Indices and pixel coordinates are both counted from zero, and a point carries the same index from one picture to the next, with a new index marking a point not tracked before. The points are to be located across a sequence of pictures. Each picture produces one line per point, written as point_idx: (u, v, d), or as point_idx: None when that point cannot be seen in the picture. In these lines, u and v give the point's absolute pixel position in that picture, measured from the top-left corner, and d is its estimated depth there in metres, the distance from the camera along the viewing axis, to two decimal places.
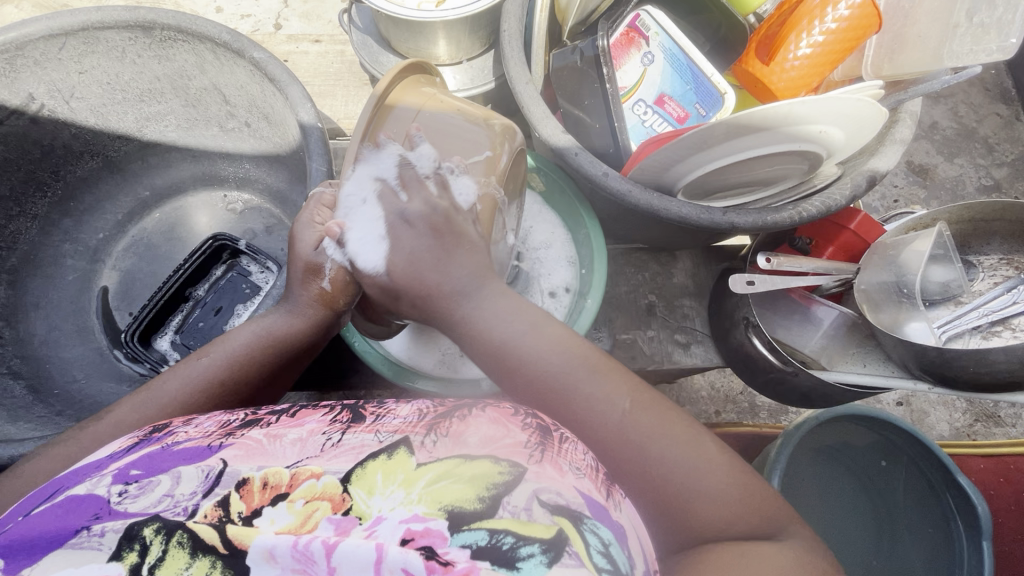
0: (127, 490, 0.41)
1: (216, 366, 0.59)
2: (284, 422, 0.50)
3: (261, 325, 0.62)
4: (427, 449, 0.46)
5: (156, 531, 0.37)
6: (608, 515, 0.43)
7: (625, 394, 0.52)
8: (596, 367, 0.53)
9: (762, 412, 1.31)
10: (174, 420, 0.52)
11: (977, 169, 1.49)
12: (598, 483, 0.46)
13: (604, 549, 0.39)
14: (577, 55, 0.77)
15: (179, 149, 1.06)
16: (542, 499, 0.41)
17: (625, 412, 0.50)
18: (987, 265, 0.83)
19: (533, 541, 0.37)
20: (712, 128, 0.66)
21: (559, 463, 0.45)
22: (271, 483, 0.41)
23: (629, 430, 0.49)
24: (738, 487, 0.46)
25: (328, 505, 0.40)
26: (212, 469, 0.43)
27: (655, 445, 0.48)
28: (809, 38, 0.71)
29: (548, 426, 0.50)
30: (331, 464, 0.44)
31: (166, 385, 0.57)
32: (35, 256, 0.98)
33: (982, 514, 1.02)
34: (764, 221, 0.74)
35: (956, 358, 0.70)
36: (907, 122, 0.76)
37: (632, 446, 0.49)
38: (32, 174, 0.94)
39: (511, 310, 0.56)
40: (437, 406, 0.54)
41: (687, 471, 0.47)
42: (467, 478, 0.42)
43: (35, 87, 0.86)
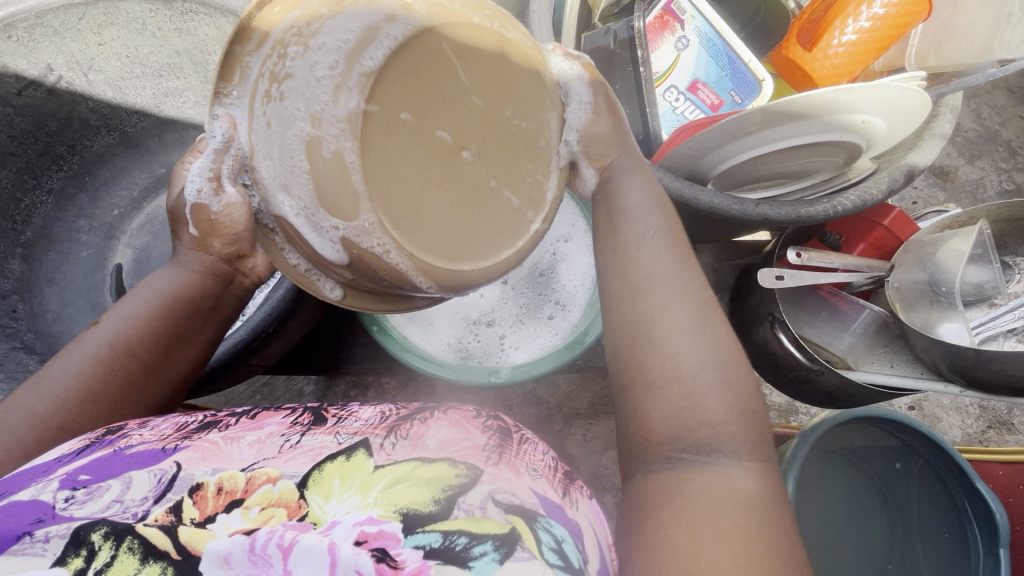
0: (75, 496, 0.39)
1: (110, 332, 0.53)
2: (243, 424, 0.49)
3: (154, 283, 0.57)
4: (386, 451, 0.47)
5: (106, 536, 0.37)
6: (563, 512, 0.47)
7: (692, 291, 0.48)
8: (708, 307, 0.48)
9: (775, 411, 1.29)
10: (129, 422, 0.49)
11: (1000, 173, 1.46)
12: (555, 483, 0.52)
13: (556, 545, 0.41)
14: (610, 37, 0.74)
15: (196, 126, 1.04)
16: (497, 499, 0.44)
17: (685, 325, 0.46)
18: (1022, 266, 0.81)
19: (486, 540, 0.40)
20: (752, 115, 0.64)
21: (515, 466, 0.50)
22: (226, 488, 0.40)
23: (673, 318, 0.46)
24: (738, 427, 0.44)
25: (284, 512, 0.39)
26: (166, 472, 0.41)
27: (683, 363, 0.45)
28: (856, 23, 0.68)
29: (507, 430, 0.56)
30: (287, 467, 0.43)
31: (54, 366, 0.51)
32: (49, 231, 0.96)
33: (1001, 520, 1.02)
34: (797, 213, 0.71)
35: (994, 361, 0.67)
36: (948, 116, 0.73)
37: (659, 331, 0.46)
38: (48, 147, 0.92)
39: (659, 215, 0.53)
40: (400, 409, 0.56)
41: (698, 395, 0.44)
42: (423, 481, 0.44)
43: (54, 57, 0.84)
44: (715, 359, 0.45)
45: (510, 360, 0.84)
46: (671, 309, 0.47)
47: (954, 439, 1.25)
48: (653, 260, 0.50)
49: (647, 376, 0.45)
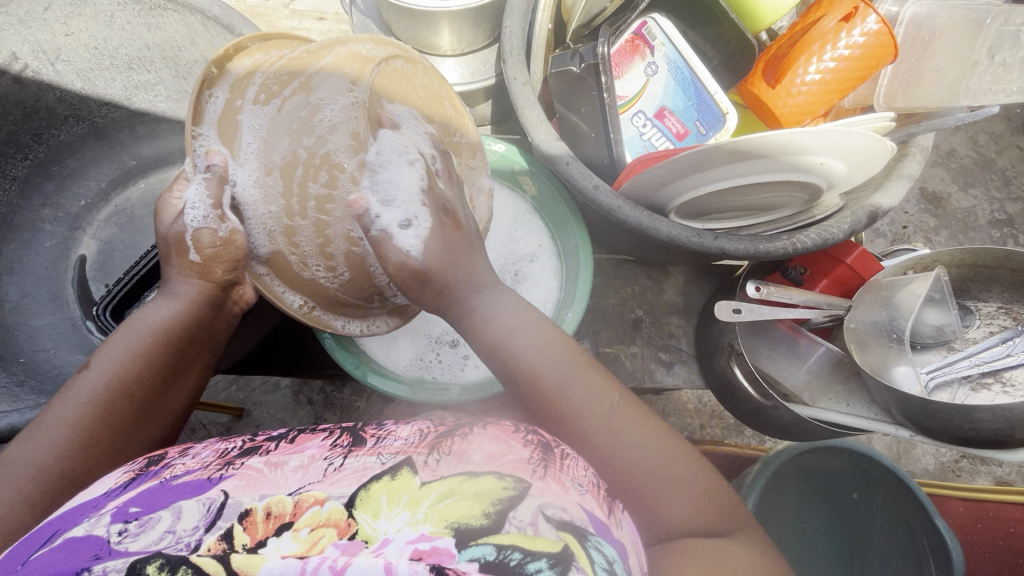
0: (128, 528, 0.39)
1: (103, 374, 0.54)
2: (283, 448, 0.50)
3: (145, 316, 0.57)
4: (430, 467, 0.46)
5: (160, 568, 0.36)
6: (610, 531, 0.44)
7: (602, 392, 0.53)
8: (572, 356, 0.55)
9: (748, 431, 1.27)
10: (169, 451, 0.51)
11: (992, 202, 1.45)
12: (600, 500, 0.47)
13: (608, 566, 0.39)
14: (576, 60, 0.73)
15: (168, 120, 1.03)
16: (547, 514, 0.41)
17: (610, 432, 0.51)
18: (984, 312, 0.80)
19: (541, 556, 0.37)
20: (710, 150, 0.63)
21: (562, 479, 0.46)
22: (274, 513, 0.41)
23: (606, 425, 0.52)
24: (711, 503, 0.49)
25: (334, 531, 0.39)
26: (214, 501, 0.42)
27: (642, 460, 0.50)
28: (819, 63, 0.68)
29: (548, 443, 0.51)
30: (333, 488, 0.44)
31: (49, 415, 0.52)
32: (13, 219, 0.96)
33: (955, 557, 0.97)
34: (756, 250, 0.70)
35: (941, 411, 0.67)
36: (917, 157, 0.72)
37: (605, 442, 0.51)
38: (13, 135, 0.91)
39: (525, 322, 0.56)
40: (436, 426, 0.55)
41: (679, 489, 0.49)
42: (471, 495, 0.42)
43: (19, 46, 0.84)
44: (661, 453, 0.51)
45: (471, 377, 0.83)
46: (581, 404, 0.52)
47: (926, 468, 1.25)
48: (533, 348, 0.55)
49: (631, 480, 0.50)
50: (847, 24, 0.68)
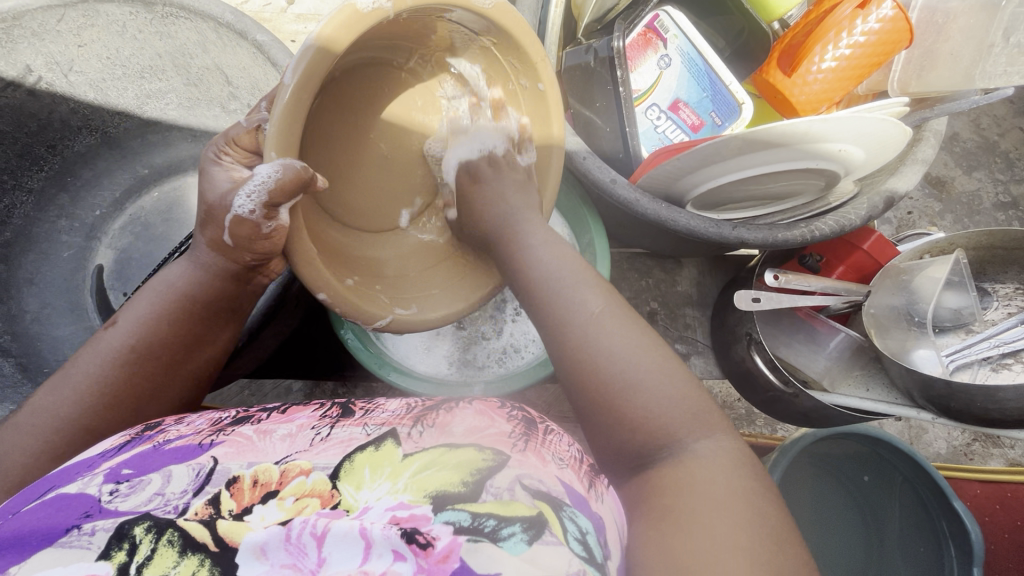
0: (118, 489, 0.41)
1: (127, 333, 0.56)
2: (274, 418, 0.51)
3: (167, 279, 0.59)
4: (414, 439, 0.47)
5: (147, 530, 0.38)
6: (587, 505, 0.44)
7: (606, 297, 0.53)
8: (581, 272, 0.56)
9: (759, 420, 1.25)
10: (166, 419, 0.51)
11: (996, 184, 1.45)
12: (580, 475, 0.48)
13: (581, 536, 0.40)
14: (591, 55, 0.74)
15: (179, 128, 1.03)
16: (524, 484, 0.43)
17: (610, 339, 0.50)
18: (1001, 293, 0.81)
19: (514, 521, 0.39)
20: (727, 141, 0.64)
21: (541, 453, 0.47)
22: (261, 481, 0.42)
23: (601, 327, 0.51)
24: (690, 407, 0.48)
25: (318, 501, 0.40)
26: (203, 466, 0.43)
27: (625, 361, 0.49)
28: (835, 50, 0.70)
29: (532, 419, 0.53)
30: (320, 459, 0.44)
31: (68, 372, 0.54)
32: (30, 231, 0.97)
33: (974, 541, 0.98)
34: (774, 238, 0.71)
35: (963, 392, 0.67)
36: (931, 141, 0.73)
37: (600, 350, 0.50)
38: (28, 148, 0.92)
39: (557, 255, 0.58)
40: (426, 401, 0.56)
41: (660, 398, 0.48)
42: (451, 466, 0.43)
43: (33, 59, 0.83)
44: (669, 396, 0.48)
45: (499, 372, 0.84)
46: (593, 308, 0.52)
47: (938, 452, 1.22)
48: (552, 279, 0.55)
49: (615, 386, 0.48)
50: (863, 11, 0.69)
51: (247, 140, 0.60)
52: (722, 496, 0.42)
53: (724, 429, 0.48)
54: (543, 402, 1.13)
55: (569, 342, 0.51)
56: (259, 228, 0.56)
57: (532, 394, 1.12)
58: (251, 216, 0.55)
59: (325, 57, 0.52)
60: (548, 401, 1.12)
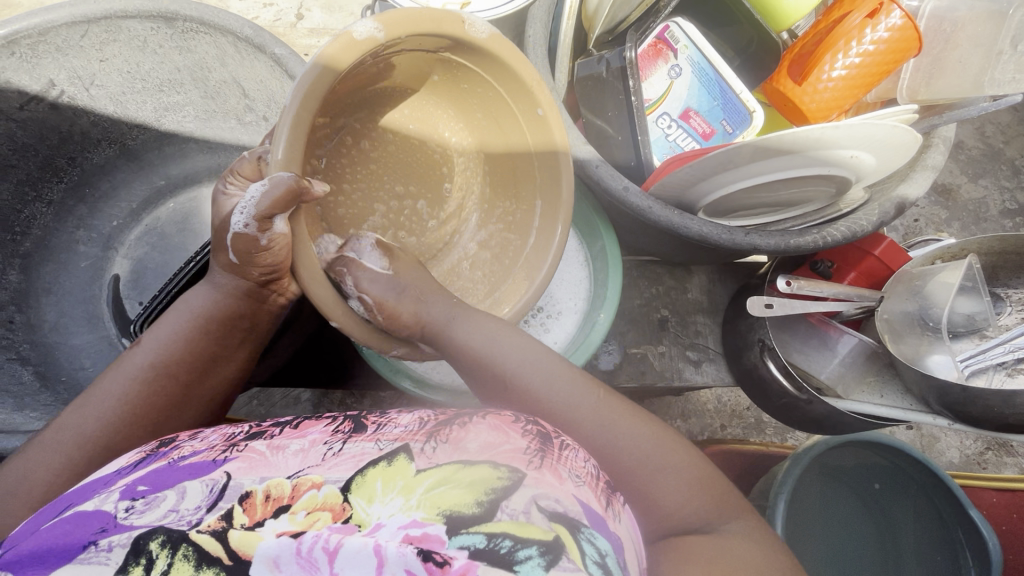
0: (134, 506, 0.41)
1: (151, 352, 0.58)
2: (286, 433, 0.51)
3: (191, 305, 0.60)
4: (426, 455, 0.47)
5: (162, 545, 0.38)
6: (604, 523, 0.44)
7: (596, 393, 0.57)
8: (571, 375, 0.59)
9: (770, 429, 1.25)
10: (179, 435, 0.52)
11: (1003, 192, 1.45)
12: (597, 492, 0.48)
13: (598, 558, 0.40)
14: (603, 65, 0.75)
15: (195, 140, 1.05)
16: (541, 504, 0.42)
17: (590, 417, 0.55)
18: (1014, 298, 0.81)
19: (530, 544, 0.39)
20: (740, 149, 0.65)
21: (558, 469, 0.47)
22: (274, 496, 0.42)
23: (597, 421, 0.55)
24: (708, 492, 0.51)
25: (329, 515, 0.40)
26: (217, 482, 0.43)
27: (632, 451, 0.53)
28: (845, 59, 0.71)
29: (548, 434, 0.52)
30: (332, 473, 0.45)
31: (99, 388, 0.56)
32: (48, 242, 0.99)
33: (993, 549, 0.98)
34: (788, 244, 0.71)
35: (980, 396, 0.67)
36: (940, 147, 0.74)
37: (597, 438, 0.55)
38: (50, 160, 0.94)
39: (534, 359, 0.60)
40: (439, 414, 0.55)
41: (669, 478, 0.51)
42: (465, 484, 0.43)
43: (56, 73, 0.85)
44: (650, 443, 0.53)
45: None
46: (587, 404, 0.56)
47: (951, 461, 1.24)
48: (538, 374, 0.59)
49: (627, 470, 0.53)
50: (872, 20, 0.70)
51: (249, 170, 0.61)
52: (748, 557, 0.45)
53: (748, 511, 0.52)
54: None
55: (555, 428, 0.55)
56: (258, 241, 0.58)
57: None
58: (248, 229, 0.56)
59: (327, 74, 0.53)
60: None
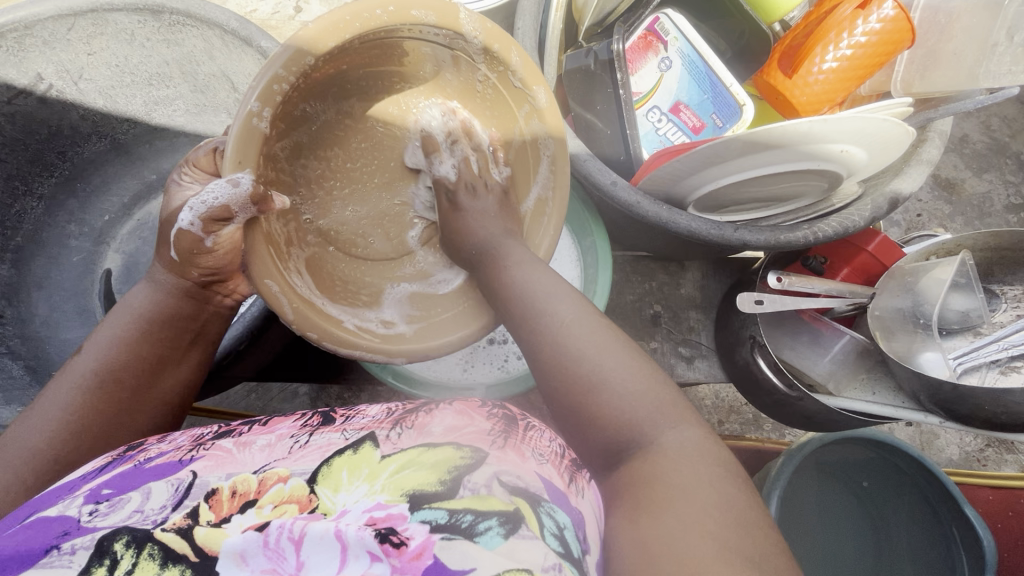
0: (98, 509, 0.41)
1: (92, 358, 0.56)
2: (255, 430, 0.51)
3: (133, 304, 0.59)
4: (392, 441, 0.47)
5: (126, 545, 0.38)
6: (567, 500, 0.44)
7: (578, 305, 0.51)
8: (555, 285, 0.53)
9: (766, 425, 1.24)
10: (148, 438, 0.52)
11: (1007, 186, 1.43)
12: (560, 469, 0.49)
13: (558, 531, 0.40)
14: (591, 58, 0.74)
15: (186, 134, 1.04)
16: (502, 480, 0.43)
17: (578, 336, 0.49)
18: (1010, 295, 0.79)
19: (491, 515, 0.39)
20: (728, 142, 0.64)
21: (521, 450, 0.48)
22: (239, 491, 0.42)
23: (574, 334, 0.49)
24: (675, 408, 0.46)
25: (296, 507, 0.40)
26: (182, 481, 0.43)
27: (583, 360, 0.47)
28: (836, 51, 0.69)
29: (513, 417, 0.53)
30: (298, 465, 0.45)
31: (45, 398, 0.54)
32: (39, 236, 0.99)
33: (987, 547, 0.97)
34: (776, 239, 0.70)
35: (971, 394, 0.66)
36: (935, 142, 0.73)
37: (562, 350, 0.48)
38: (39, 154, 0.93)
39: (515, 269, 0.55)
40: (405, 404, 0.55)
41: (626, 395, 0.46)
42: (429, 465, 0.44)
43: (43, 66, 0.84)
44: (646, 387, 0.46)
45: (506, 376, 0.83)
46: (564, 315, 0.50)
47: (950, 457, 1.22)
48: (535, 289, 0.53)
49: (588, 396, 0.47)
50: (864, 11, 0.69)
51: (206, 162, 0.61)
52: (699, 476, 0.42)
53: (705, 427, 0.46)
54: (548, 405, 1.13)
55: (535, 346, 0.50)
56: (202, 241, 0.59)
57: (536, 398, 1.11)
58: (192, 228, 0.58)
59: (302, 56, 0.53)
60: None
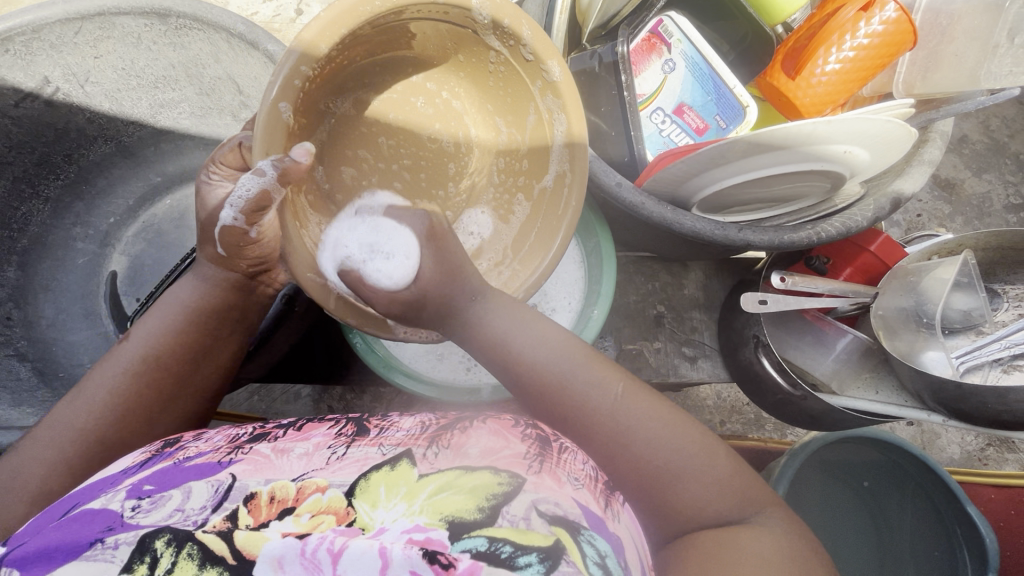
0: (140, 505, 0.42)
1: (142, 344, 0.57)
2: (291, 435, 0.52)
3: (179, 292, 0.60)
4: (428, 460, 0.47)
5: (168, 543, 0.39)
6: (604, 526, 0.45)
7: (619, 376, 0.53)
8: (586, 353, 0.54)
9: (769, 424, 1.25)
10: (185, 435, 0.52)
11: (1007, 186, 1.44)
12: (596, 493, 0.48)
13: (599, 559, 0.40)
14: (596, 59, 0.74)
15: (191, 136, 1.05)
16: (541, 509, 0.43)
17: (634, 419, 0.51)
18: (1012, 294, 0.80)
19: (531, 551, 0.39)
20: (732, 144, 0.64)
21: (557, 474, 0.48)
22: (278, 497, 0.43)
23: (630, 412, 0.51)
24: (739, 487, 0.49)
25: (333, 518, 0.41)
26: (222, 483, 0.44)
27: (652, 446, 0.50)
28: (839, 53, 0.70)
29: (548, 438, 0.52)
30: (335, 477, 0.45)
31: (93, 376, 0.56)
32: (45, 239, 0.99)
33: (989, 546, 0.96)
34: (781, 240, 0.70)
35: (975, 393, 0.67)
36: (937, 142, 0.73)
37: (622, 432, 0.50)
38: (46, 157, 0.94)
39: (556, 335, 0.55)
40: (439, 418, 0.56)
41: (694, 475, 0.49)
42: (468, 489, 0.44)
43: (51, 70, 0.85)
44: (707, 460, 0.50)
45: None
46: (613, 391, 0.52)
47: (952, 457, 1.23)
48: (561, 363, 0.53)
49: (649, 473, 0.49)
50: (866, 13, 0.70)
51: (232, 158, 0.58)
52: (770, 558, 0.44)
53: (763, 500, 0.49)
54: None
55: (593, 431, 0.51)
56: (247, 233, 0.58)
57: None
58: (238, 221, 0.56)
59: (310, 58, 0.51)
60: None
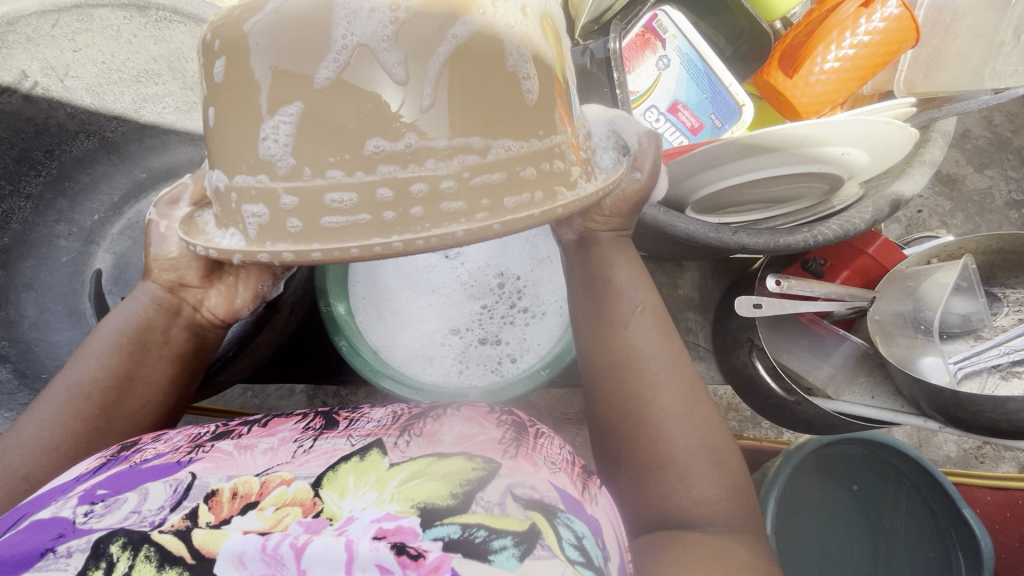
0: (94, 510, 0.40)
1: (76, 374, 0.56)
2: (255, 432, 0.50)
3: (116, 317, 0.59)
4: (400, 449, 0.46)
5: (122, 547, 0.37)
6: (583, 509, 0.44)
7: (678, 370, 0.54)
8: (671, 338, 0.55)
9: (765, 423, 1.20)
10: (142, 437, 0.51)
11: (1009, 181, 1.42)
12: (574, 477, 0.48)
13: (576, 540, 0.39)
14: (587, 56, 0.73)
15: (177, 132, 1.01)
16: (516, 494, 0.41)
17: (677, 405, 0.52)
18: (1012, 299, 0.78)
19: (506, 534, 0.38)
20: (726, 145, 0.62)
21: (533, 458, 0.47)
22: (240, 493, 0.41)
23: (669, 396, 0.52)
24: (733, 503, 0.50)
25: (299, 509, 0.39)
26: (180, 482, 0.42)
27: (681, 433, 0.50)
28: (838, 50, 0.68)
29: (522, 423, 0.53)
30: (301, 470, 0.44)
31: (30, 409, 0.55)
32: (27, 237, 0.96)
33: (984, 545, 0.96)
34: (774, 243, 0.68)
35: (971, 401, 0.65)
36: (939, 142, 0.71)
37: (660, 408, 0.51)
38: (26, 152, 0.91)
39: (639, 298, 0.56)
40: (411, 408, 0.55)
41: (707, 477, 0.49)
42: (439, 476, 0.42)
43: (28, 64, 0.83)
44: (722, 475, 0.50)
45: (500, 380, 0.82)
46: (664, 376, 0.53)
47: (948, 455, 1.19)
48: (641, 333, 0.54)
49: (663, 454, 0.50)
50: (867, 9, 0.67)
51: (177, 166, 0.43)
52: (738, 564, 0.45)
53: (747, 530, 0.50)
54: (547, 404, 1.12)
55: (635, 397, 0.52)
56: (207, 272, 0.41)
57: (535, 397, 1.11)
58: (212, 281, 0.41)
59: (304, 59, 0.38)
60: (552, 404, 1.12)
